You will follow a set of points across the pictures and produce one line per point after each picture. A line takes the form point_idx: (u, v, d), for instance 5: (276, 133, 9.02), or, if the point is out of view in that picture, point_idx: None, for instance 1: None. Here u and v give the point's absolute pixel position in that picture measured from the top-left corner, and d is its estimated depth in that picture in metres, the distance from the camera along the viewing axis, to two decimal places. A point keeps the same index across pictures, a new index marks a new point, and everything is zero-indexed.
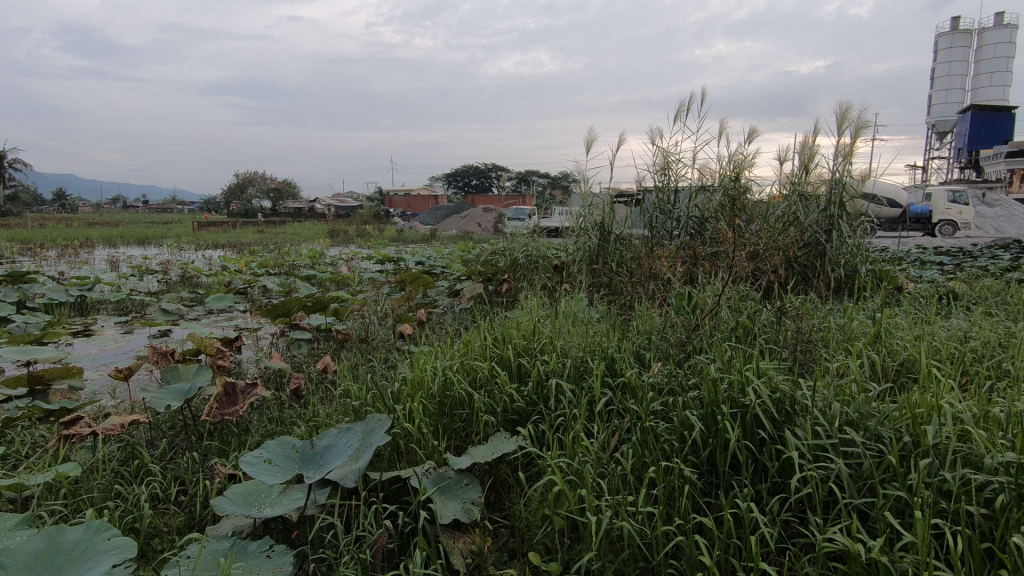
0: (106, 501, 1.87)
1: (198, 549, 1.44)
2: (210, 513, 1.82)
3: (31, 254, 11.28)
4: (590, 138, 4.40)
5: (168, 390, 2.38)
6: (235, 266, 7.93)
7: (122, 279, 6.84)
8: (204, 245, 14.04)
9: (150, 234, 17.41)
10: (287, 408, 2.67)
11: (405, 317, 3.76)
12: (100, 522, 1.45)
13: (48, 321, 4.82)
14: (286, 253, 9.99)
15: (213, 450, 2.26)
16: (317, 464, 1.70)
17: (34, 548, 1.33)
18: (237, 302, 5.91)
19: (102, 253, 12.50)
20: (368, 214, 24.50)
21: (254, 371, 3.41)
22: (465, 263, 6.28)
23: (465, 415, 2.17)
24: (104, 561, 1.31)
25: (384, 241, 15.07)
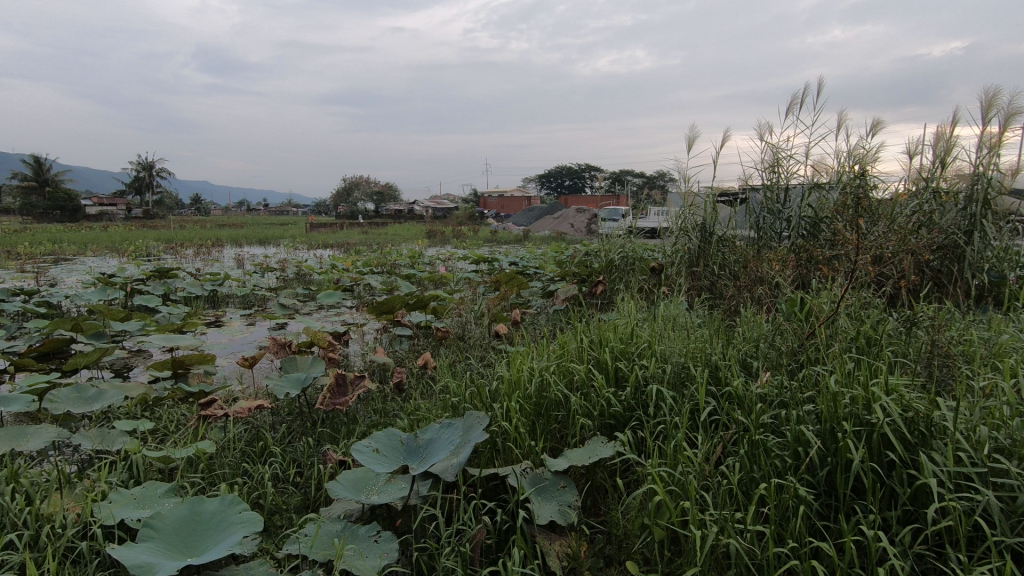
0: (235, 477, 2.06)
1: (315, 529, 1.55)
2: (323, 495, 1.95)
3: (173, 252, 12.77)
4: (691, 136, 4.24)
5: (287, 379, 2.59)
6: (342, 264, 8.46)
7: (247, 276, 7.55)
8: (315, 245, 15.13)
9: (270, 234, 19.10)
10: (390, 401, 2.81)
11: (500, 317, 3.83)
12: (232, 496, 1.60)
13: (187, 313, 5.41)
14: (389, 253, 10.55)
15: (326, 437, 2.43)
16: (421, 456, 1.76)
17: (180, 517, 1.49)
18: (345, 298, 6.32)
19: (231, 251, 13.90)
20: (464, 215, 25.29)
21: (360, 364, 3.62)
22: (559, 264, 6.28)
23: (562, 416, 2.17)
24: (237, 531, 1.44)
25: (479, 242, 15.46)
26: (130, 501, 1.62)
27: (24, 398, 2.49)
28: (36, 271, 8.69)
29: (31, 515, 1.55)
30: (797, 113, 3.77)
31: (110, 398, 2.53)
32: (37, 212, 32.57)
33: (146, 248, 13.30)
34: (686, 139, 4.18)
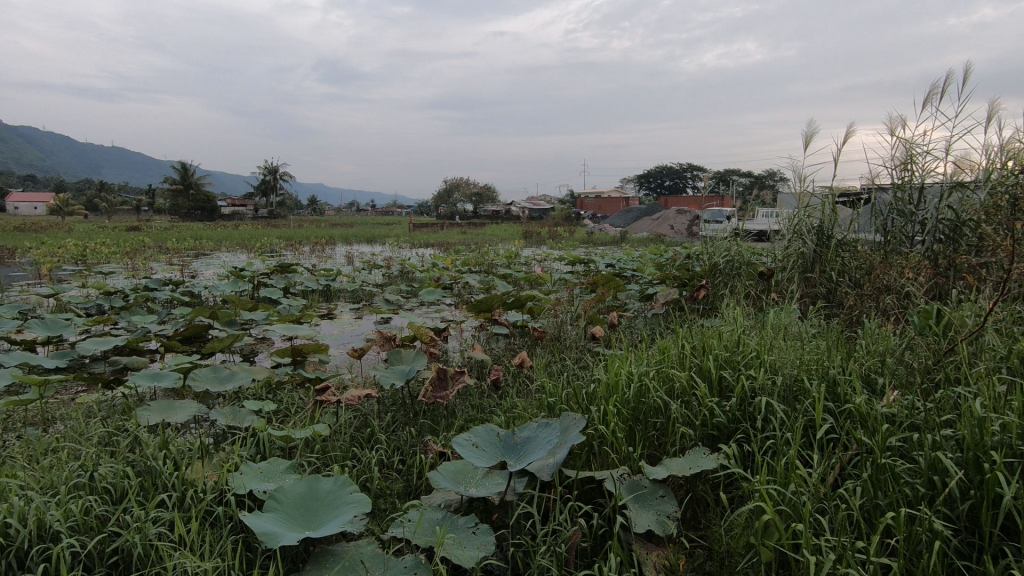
0: (346, 460, 2.20)
1: (418, 515, 1.62)
2: (424, 484, 2.04)
3: (293, 249, 13.97)
4: (809, 133, 3.95)
5: (393, 370, 2.74)
6: (442, 263, 8.77)
7: (356, 273, 8.06)
8: (418, 245, 15.84)
9: (377, 234, 20.26)
10: (487, 398, 2.88)
11: (597, 319, 3.79)
12: (345, 478, 1.71)
13: (304, 305, 5.87)
14: (487, 253, 10.81)
15: (427, 428, 2.53)
16: (519, 453, 1.78)
17: (299, 493, 1.62)
18: (445, 296, 6.55)
19: (343, 249, 14.94)
20: (561, 216, 25.30)
21: (459, 360, 3.74)
22: (658, 267, 6.09)
23: (661, 424, 2.11)
24: (349, 511, 1.55)
25: (574, 243, 15.40)
26: (257, 474, 1.79)
27: (172, 376, 2.82)
28: (181, 265, 9.80)
29: (178, 478, 1.75)
30: (935, 103, 3.36)
31: (240, 380, 2.80)
32: (183, 212, 36.86)
33: (271, 244, 14.58)
34: (803, 135, 3.90)
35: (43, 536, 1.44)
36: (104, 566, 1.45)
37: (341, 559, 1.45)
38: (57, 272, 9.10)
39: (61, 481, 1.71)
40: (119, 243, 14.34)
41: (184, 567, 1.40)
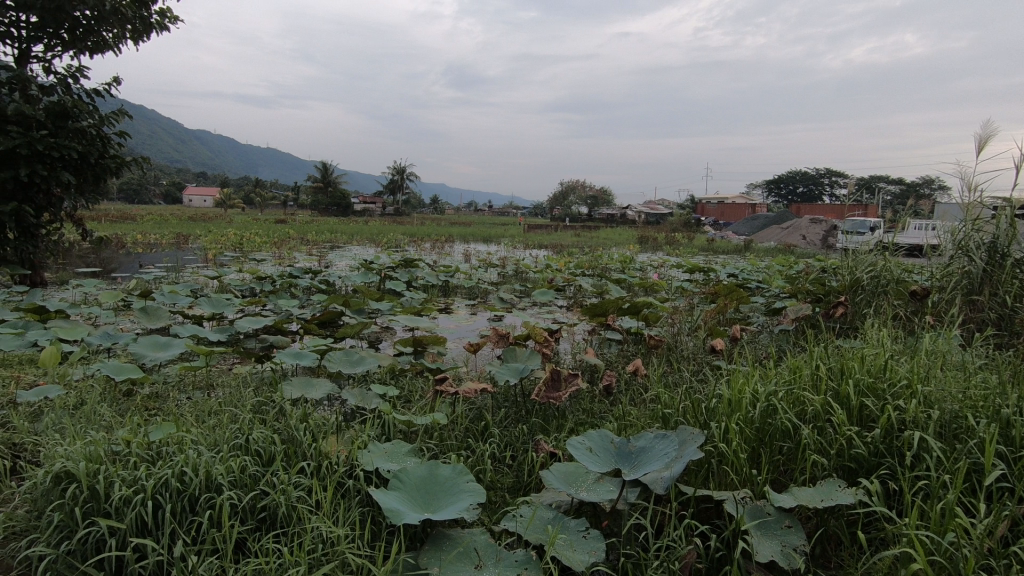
0: (461, 449, 2.29)
1: (531, 512, 1.65)
2: (535, 482, 2.07)
3: (416, 245, 14.81)
4: (984, 136, 3.47)
5: (507, 367, 2.81)
6: (555, 265, 8.83)
7: (473, 271, 8.35)
8: (532, 245, 16.13)
9: (492, 233, 20.86)
10: (598, 403, 2.86)
11: (717, 331, 3.62)
12: (462, 467, 1.79)
13: (424, 299, 6.20)
14: (601, 257, 10.70)
15: (538, 427, 2.57)
16: (633, 462, 1.74)
17: (422, 476, 1.72)
18: (557, 298, 6.59)
19: (461, 247, 15.56)
20: (679, 222, 24.42)
21: (570, 362, 3.75)
22: (788, 279, 5.67)
23: (789, 449, 1.96)
24: (466, 499, 1.61)
25: (693, 250, 14.77)
26: (382, 454, 1.92)
27: (311, 355, 3.11)
28: (319, 256, 10.76)
29: (315, 449, 1.92)
30: None
31: (369, 364, 3.01)
32: (322, 207, 40.50)
33: (397, 240, 15.60)
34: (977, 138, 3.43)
35: (210, 486, 1.65)
36: (255, 520, 1.63)
37: (458, 544, 1.51)
38: (221, 257, 10.41)
39: (223, 440, 1.94)
40: (269, 233, 16.05)
41: (320, 531, 1.54)
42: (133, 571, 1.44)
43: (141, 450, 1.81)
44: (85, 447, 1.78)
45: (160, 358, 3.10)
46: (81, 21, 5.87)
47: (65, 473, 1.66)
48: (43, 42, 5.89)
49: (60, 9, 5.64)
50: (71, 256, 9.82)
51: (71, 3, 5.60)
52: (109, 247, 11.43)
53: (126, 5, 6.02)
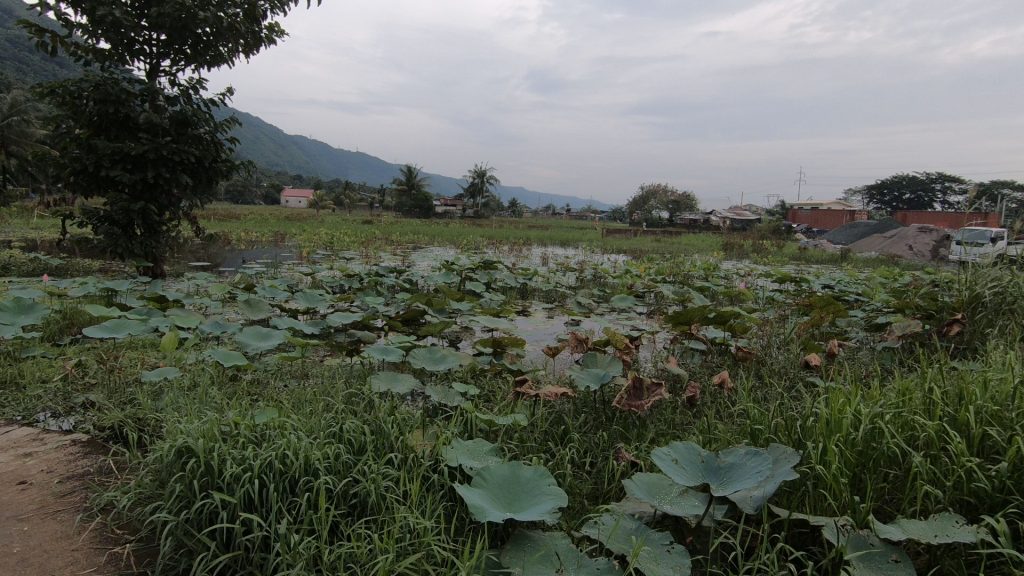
0: (541, 452, 2.30)
1: (614, 521, 1.63)
2: (615, 490, 2.04)
3: (495, 247, 15.06)
4: None
5: (589, 373, 2.79)
6: (635, 271, 8.66)
7: (551, 274, 8.36)
8: (610, 250, 15.93)
9: (570, 237, 20.77)
10: (680, 414, 2.77)
11: (812, 345, 3.41)
12: (544, 470, 1.79)
13: (503, 300, 6.28)
14: (683, 263, 10.37)
15: (618, 435, 2.53)
16: (722, 478, 1.68)
17: (504, 476, 1.75)
18: (637, 304, 6.46)
19: (539, 250, 15.62)
20: (768, 228, 23.22)
21: (651, 371, 3.66)
22: (893, 293, 5.23)
23: (896, 476, 1.81)
24: (548, 502, 1.61)
25: (783, 258, 13.99)
26: (465, 451, 1.96)
27: (397, 352, 3.23)
28: (403, 256, 11.18)
29: (402, 442, 1.99)
30: None
31: (451, 363, 3.09)
32: (406, 209, 42.06)
33: (477, 242, 15.91)
34: None
35: (308, 470, 1.76)
36: (347, 505, 1.72)
37: (539, 546, 1.52)
38: (314, 255, 11.06)
39: (319, 427, 2.06)
40: (357, 234, 16.88)
41: (407, 520, 1.60)
42: (242, 542, 1.56)
43: (249, 431, 1.96)
44: (202, 426, 1.95)
45: (261, 348, 3.33)
46: (203, 37, 6.45)
47: (186, 448, 1.83)
48: (170, 57, 6.53)
49: (186, 27, 6.23)
50: (185, 251, 10.78)
51: (195, 22, 6.17)
52: (217, 244, 12.44)
53: (241, 21, 6.55)
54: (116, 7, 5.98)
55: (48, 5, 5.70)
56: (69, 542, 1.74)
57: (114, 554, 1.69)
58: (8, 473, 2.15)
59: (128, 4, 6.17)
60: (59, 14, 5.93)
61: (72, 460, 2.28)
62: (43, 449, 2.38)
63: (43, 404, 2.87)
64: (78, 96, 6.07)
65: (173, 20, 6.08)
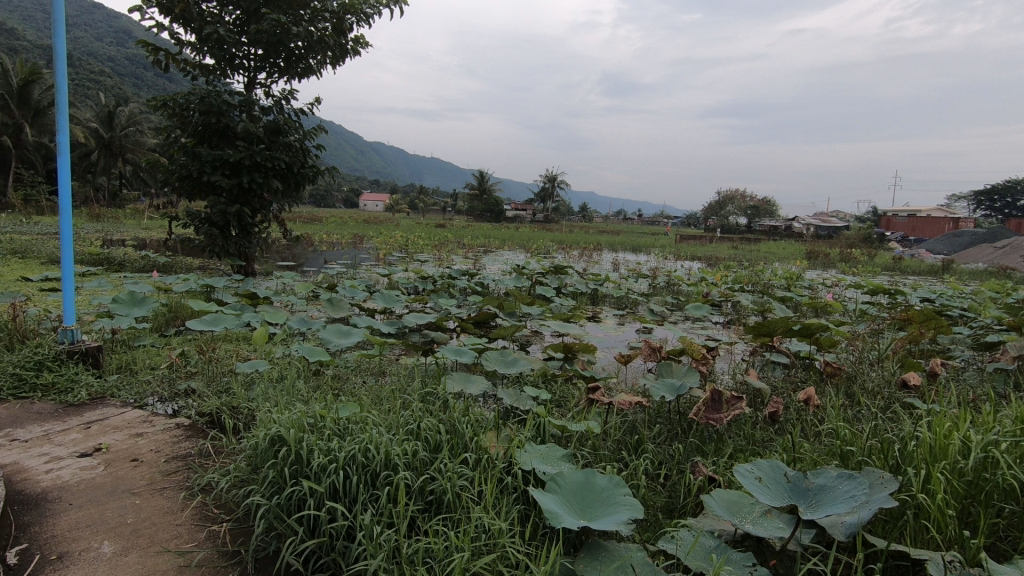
0: (614, 461, 2.26)
1: (693, 537, 1.58)
2: (692, 505, 1.98)
3: (565, 252, 15.01)
4: None
5: (664, 383, 2.71)
6: (712, 278, 8.35)
7: (623, 280, 8.23)
8: (684, 256, 15.46)
9: (642, 242, 20.39)
10: (762, 431, 2.65)
11: (911, 364, 3.16)
12: (619, 479, 1.77)
13: (574, 306, 6.24)
14: (763, 271, 9.88)
15: (694, 448, 2.45)
16: (810, 501, 1.59)
17: (578, 482, 1.74)
18: (713, 314, 6.22)
19: (610, 256, 15.37)
20: (857, 236, 21.73)
21: (729, 384, 3.52)
22: (1007, 309, 4.75)
23: (1013, 512, 1.65)
24: (623, 512, 1.58)
25: (875, 268, 13.06)
26: (539, 455, 1.96)
27: (470, 353, 3.28)
28: (475, 260, 11.37)
29: (476, 443, 2.02)
30: None
31: (523, 366, 3.10)
32: (477, 214, 42.78)
33: (546, 246, 15.90)
34: None
35: (388, 464, 1.83)
36: (424, 502, 1.77)
37: (614, 557, 1.49)
38: (390, 256, 11.47)
39: (398, 423, 2.13)
40: (431, 237, 17.34)
41: (482, 520, 1.62)
42: (327, 530, 1.64)
43: (333, 424, 2.05)
44: (292, 417, 2.07)
45: (342, 345, 3.48)
46: (295, 51, 6.86)
47: (278, 437, 1.95)
48: (265, 70, 6.99)
49: (280, 42, 6.65)
50: (273, 252, 11.49)
51: (288, 37, 6.58)
52: (301, 245, 13.17)
53: (329, 35, 6.91)
54: (220, 26, 6.48)
55: (163, 26, 6.27)
56: (174, 517, 1.89)
57: (213, 532, 1.83)
58: (123, 450, 2.37)
59: (230, 23, 6.67)
60: (172, 34, 6.51)
61: (176, 442, 2.48)
62: (151, 430, 2.61)
63: (151, 389, 3.14)
64: (185, 108, 6.62)
65: (269, 36, 6.51)
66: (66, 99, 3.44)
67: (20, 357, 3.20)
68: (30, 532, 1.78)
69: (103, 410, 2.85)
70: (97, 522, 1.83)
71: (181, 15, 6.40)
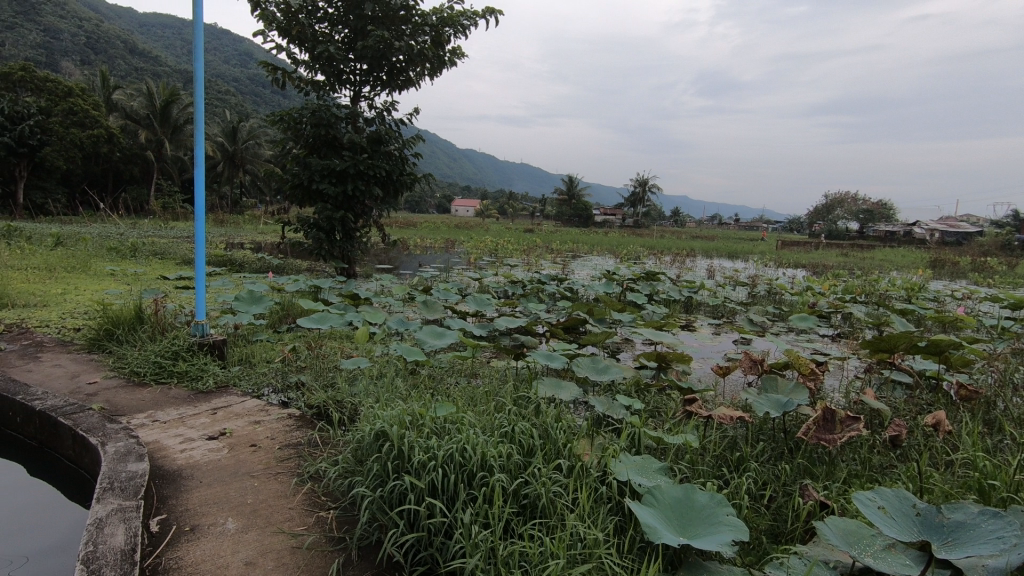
0: (714, 478, 2.16)
1: (806, 566, 1.47)
2: (801, 532, 1.85)
3: (656, 258, 14.62)
4: None
5: (769, 398, 2.55)
6: (819, 287, 7.77)
7: (719, 288, 7.88)
8: (786, 263, 14.54)
9: (739, 248, 19.43)
10: (881, 457, 2.41)
11: None
12: (722, 497, 1.68)
13: (666, 313, 6.05)
14: (880, 280, 9.04)
15: (802, 470, 2.28)
16: (946, 538, 1.44)
17: (678, 497, 1.68)
18: (820, 326, 5.79)
19: (705, 262, 14.76)
20: (993, 243, 19.40)
21: (841, 403, 3.25)
22: None
23: None
24: (726, 533, 1.50)
25: (1015, 280, 11.57)
26: (634, 466, 1.92)
27: (561, 359, 3.26)
28: (564, 265, 11.35)
29: (570, 450, 2.00)
30: None
31: (615, 374, 3.03)
32: (565, 219, 42.73)
33: (637, 252, 15.57)
34: None
35: (484, 466, 1.86)
36: (519, 505, 1.78)
37: None
38: (481, 261, 11.74)
39: (493, 425, 2.16)
40: (520, 241, 17.53)
41: (578, 529, 1.62)
42: (426, 525, 1.70)
43: (432, 422, 2.12)
44: (394, 413, 2.16)
45: (437, 346, 3.60)
46: (397, 64, 7.21)
47: (382, 432, 2.05)
48: (370, 84, 7.40)
49: (383, 56, 7.01)
50: (372, 255, 12.13)
51: (391, 51, 6.92)
52: (398, 249, 13.80)
53: (429, 47, 7.19)
54: (331, 44, 6.95)
55: (282, 47, 6.84)
56: (288, 501, 2.04)
57: (321, 518, 1.95)
58: (244, 436, 2.59)
59: (340, 40, 7.14)
60: (289, 54, 7.07)
61: (289, 431, 2.68)
62: (268, 419, 2.83)
63: (267, 381, 3.41)
64: (299, 122, 7.17)
65: (374, 51, 6.90)
66: (202, 117, 3.84)
67: (161, 346, 3.59)
68: (168, 504, 1.99)
69: (227, 398, 3.14)
70: (223, 500, 2.02)
71: (298, 36, 6.94)
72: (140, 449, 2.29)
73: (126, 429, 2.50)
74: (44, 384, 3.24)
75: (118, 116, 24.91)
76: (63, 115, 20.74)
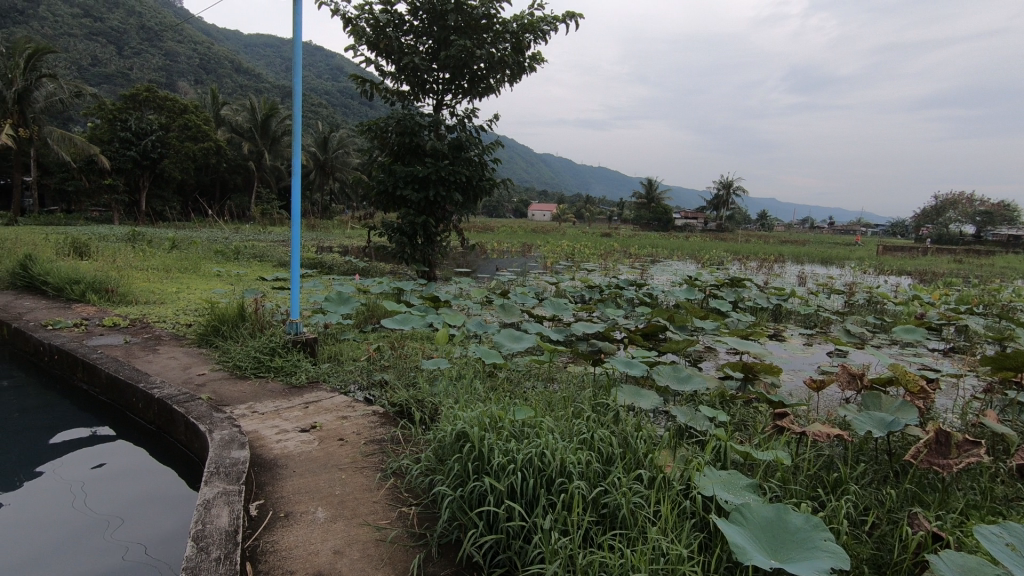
0: (808, 499, 2.02)
1: None
2: (909, 564, 1.69)
3: (742, 263, 13.95)
4: None
5: (872, 416, 2.35)
6: (928, 297, 7.09)
7: (811, 296, 7.40)
8: (889, 270, 13.42)
9: (834, 254, 18.15)
10: (1005, 488, 2.16)
11: None
12: (819, 521, 1.57)
13: (753, 322, 5.75)
14: (1002, 290, 8.12)
15: (910, 496, 2.08)
16: None
17: (769, 517, 1.59)
18: (930, 339, 5.28)
19: (796, 268, 13.91)
20: None
21: (957, 425, 2.94)
22: None
23: None
24: (824, 559, 1.40)
25: None
26: (720, 481, 1.83)
27: (641, 366, 3.18)
28: (643, 270, 11.08)
29: (651, 460, 1.95)
30: None
31: (698, 384, 2.91)
32: (644, 223, 41.79)
33: (720, 257, 14.93)
34: None
35: (563, 472, 1.85)
36: (598, 514, 1.75)
37: None
38: (558, 265, 11.71)
39: (572, 431, 2.14)
40: (599, 245, 17.33)
41: (660, 543, 1.57)
42: (505, 527, 1.72)
43: (510, 425, 2.14)
44: (474, 415, 2.20)
45: (514, 349, 3.63)
46: (477, 72, 7.37)
47: (463, 433, 2.09)
48: (451, 92, 7.60)
49: (465, 65, 7.19)
50: (452, 259, 12.41)
51: (472, 59, 7.08)
52: (476, 253, 14.06)
53: (509, 54, 7.29)
54: (416, 55, 7.21)
55: (370, 60, 7.18)
56: (372, 494, 2.13)
57: (403, 513, 2.01)
58: (332, 430, 2.73)
59: (424, 52, 7.39)
60: (377, 67, 7.41)
61: (373, 427, 2.79)
62: (354, 415, 2.96)
63: (353, 378, 3.57)
64: (385, 130, 7.49)
65: (456, 60, 7.08)
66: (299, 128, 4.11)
67: (260, 343, 3.86)
68: (266, 490, 2.14)
69: (317, 393, 3.32)
70: (313, 490, 2.14)
71: (385, 49, 7.26)
72: (242, 438, 2.47)
73: (230, 418, 2.71)
74: (161, 374, 3.58)
75: (225, 130, 27.11)
76: (180, 130, 22.84)
